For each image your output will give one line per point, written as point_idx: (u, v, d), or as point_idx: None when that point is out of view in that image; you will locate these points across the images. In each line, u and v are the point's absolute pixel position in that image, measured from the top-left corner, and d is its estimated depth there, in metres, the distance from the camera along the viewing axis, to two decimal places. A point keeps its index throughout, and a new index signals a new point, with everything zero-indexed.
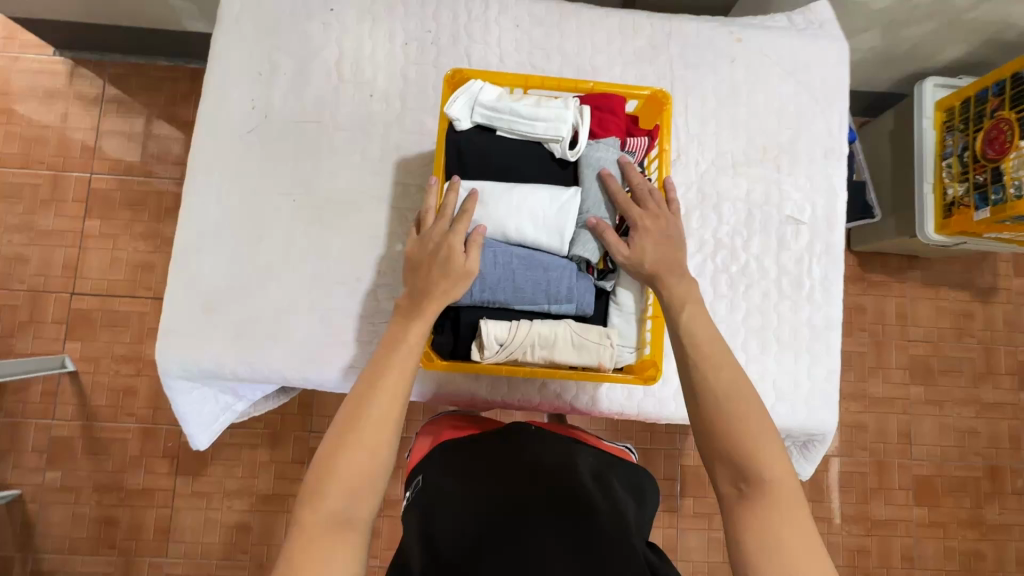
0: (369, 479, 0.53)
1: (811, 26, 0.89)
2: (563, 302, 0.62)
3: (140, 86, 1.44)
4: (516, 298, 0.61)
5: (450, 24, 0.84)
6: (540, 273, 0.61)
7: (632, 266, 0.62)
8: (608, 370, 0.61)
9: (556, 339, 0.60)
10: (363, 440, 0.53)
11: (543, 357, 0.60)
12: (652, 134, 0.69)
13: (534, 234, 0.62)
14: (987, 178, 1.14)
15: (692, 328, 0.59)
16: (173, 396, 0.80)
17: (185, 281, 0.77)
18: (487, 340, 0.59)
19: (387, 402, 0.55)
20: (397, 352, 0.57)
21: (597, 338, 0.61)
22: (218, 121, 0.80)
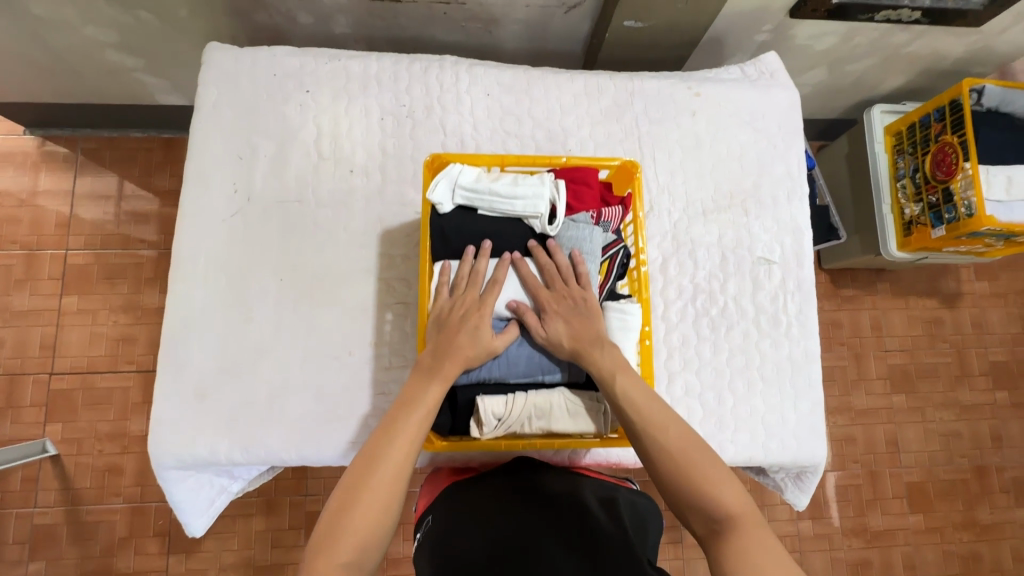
0: (378, 534, 0.52)
1: (762, 75, 0.95)
2: (554, 371, 0.65)
3: (115, 159, 1.44)
4: (510, 371, 0.64)
5: (423, 97, 0.88)
6: (532, 347, 0.65)
7: (552, 346, 0.63)
8: (605, 433, 0.64)
9: (552, 408, 0.62)
10: (377, 490, 0.53)
11: (540, 428, 0.63)
12: (626, 202, 0.72)
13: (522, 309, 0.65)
14: (939, 198, 1.20)
15: (629, 395, 0.60)
16: (167, 487, 0.79)
17: (175, 368, 0.77)
18: (485, 417, 0.61)
19: (403, 453, 0.56)
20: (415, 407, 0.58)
21: (591, 403, 0.64)
22: (201, 207, 0.81)
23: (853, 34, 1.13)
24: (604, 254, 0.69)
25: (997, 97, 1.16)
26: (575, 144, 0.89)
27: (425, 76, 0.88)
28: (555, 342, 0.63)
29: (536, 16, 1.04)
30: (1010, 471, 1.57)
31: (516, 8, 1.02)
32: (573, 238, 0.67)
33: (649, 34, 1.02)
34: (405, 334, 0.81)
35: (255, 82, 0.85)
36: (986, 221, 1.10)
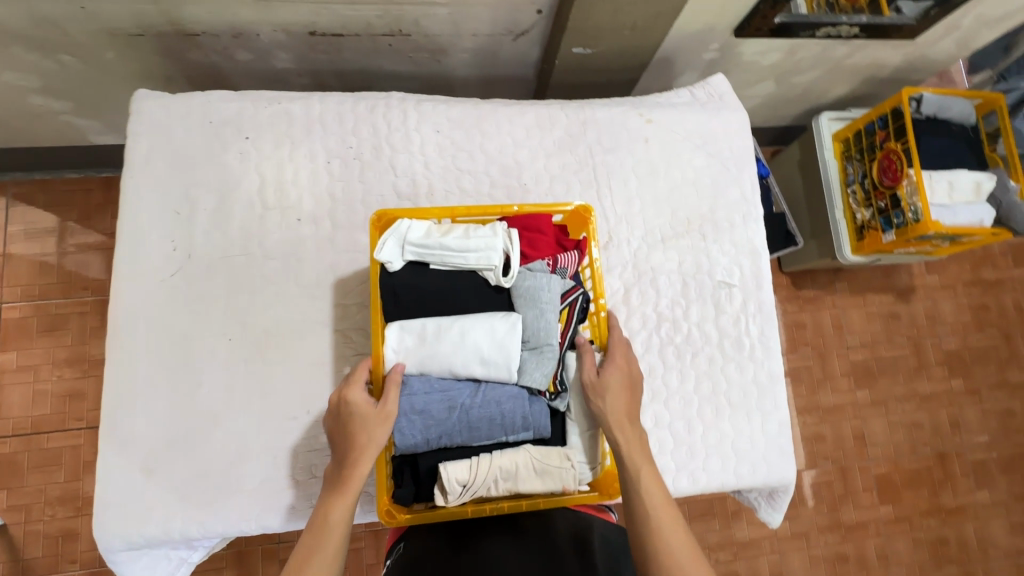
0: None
1: (712, 98, 0.96)
2: (519, 431, 0.63)
3: (50, 203, 1.36)
4: (472, 436, 0.62)
5: (371, 138, 0.85)
6: (493, 408, 0.62)
7: (593, 391, 0.66)
8: (574, 489, 0.63)
9: (518, 469, 0.62)
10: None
11: (507, 489, 0.62)
12: (581, 247, 0.72)
13: (482, 371, 0.63)
14: (887, 204, 1.24)
15: (645, 487, 0.61)
16: (119, 568, 0.74)
17: (118, 444, 0.72)
18: (449, 485, 0.60)
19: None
20: (331, 518, 0.58)
21: (558, 460, 0.63)
22: (137, 268, 0.77)
23: (796, 49, 1.15)
24: (564, 301, 0.68)
25: (935, 105, 1.20)
26: (530, 178, 0.88)
27: (372, 116, 0.85)
28: (601, 388, 0.65)
29: (484, 45, 1.04)
30: (969, 456, 1.64)
31: (463, 37, 1.01)
32: (530, 289, 0.66)
33: (599, 59, 1.02)
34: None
35: (190, 131, 0.81)
36: (932, 226, 1.13)
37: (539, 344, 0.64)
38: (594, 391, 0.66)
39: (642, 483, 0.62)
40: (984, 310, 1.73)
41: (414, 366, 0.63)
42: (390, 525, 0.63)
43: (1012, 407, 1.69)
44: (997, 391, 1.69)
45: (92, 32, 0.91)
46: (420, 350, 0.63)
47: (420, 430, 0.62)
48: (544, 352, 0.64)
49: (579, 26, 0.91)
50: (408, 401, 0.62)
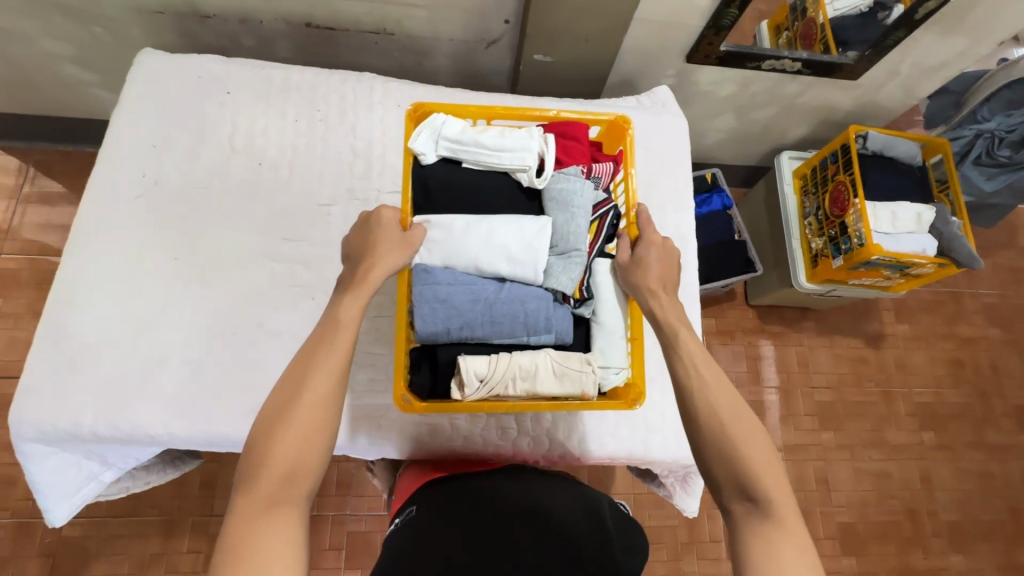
0: (304, 456, 0.58)
1: (655, 105, 1.05)
2: (541, 334, 0.75)
3: (65, 171, 1.49)
4: (494, 333, 0.74)
5: (338, 105, 0.95)
6: (517, 307, 0.74)
7: (626, 267, 0.80)
8: (590, 395, 0.74)
9: (536, 369, 0.73)
10: (303, 415, 0.59)
11: (524, 388, 0.73)
12: (616, 162, 0.85)
13: (508, 268, 0.75)
14: (837, 232, 1.28)
15: (688, 351, 0.71)
16: (26, 463, 0.76)
17: (51, 339, 0.77)
18: (468, 377, 0.71)
19: (327, 382, 0.62)
20: (338, 335, 0.64)
21: (579, 365, 0.74)
22: (109, 189, 0.85)
23: (749, 82, 1.25)
24: (594, 214, 0.81)
25: (882, 142, 1.27)
26: None
27: (341, 87, 0.96)
28: (634, 263, 0.80)
29: (461, 50, 1.16)
30: (942, 515, 1.56)
31: (440, 40, 1.13)
32: (562, 194, 0.78)
33: (561, 68, 1.13)
34: (300, 328, 0.82)
35: (178, 83, 0.92)
36: (874, 249, 1.17)
37: (566, 249, 0.77)
38: (628, 267, 0.80)
39: (679, 343, 0.72)
40: (958, 364, 1.70)
41: (439, 260, 0.76)
42: (405, 409, 0.73)
43: (989, 469, 1.62)
44: (973, 450, 1.63)
45: (117, 7, 1.06)
46: (448, 244, 0.75)
47: (443, 318, 0.73)
48: (571, 257, 0.76)
49: (538, 31, 1.02)
50: (433, 289, 0.73)
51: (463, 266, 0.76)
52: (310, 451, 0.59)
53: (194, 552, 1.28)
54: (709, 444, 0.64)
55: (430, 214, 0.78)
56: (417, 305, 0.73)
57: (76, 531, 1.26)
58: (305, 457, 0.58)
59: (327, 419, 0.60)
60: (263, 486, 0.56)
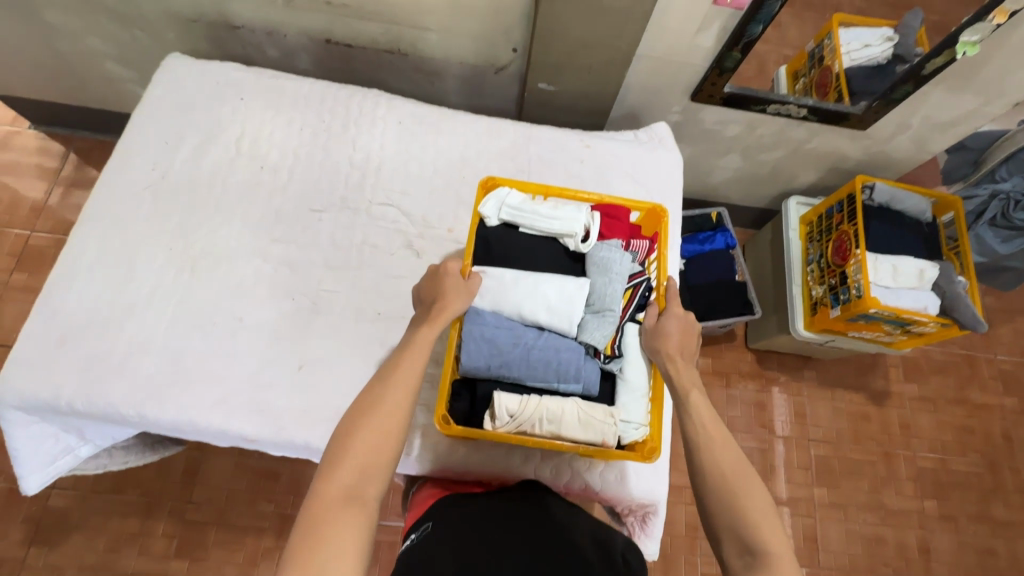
0: (377, 460, 0.59)
1: (652, 141, 1.06)
2: (570, 382, 0.71)
3: (100, 160, 1.61)
4: (529, 374, 0.70)
5: (342, 117, 0.99)
6: (552, 354, 0.71)
7: (651, 332, 0.75)
8: (611, 447, 0.70)
9: (564, 414, 0.68)
10: (375, 418, 0.60)
11: (550, 431, 0.69)
12: (652, 241, 0.81)
13: (547, 319, 0.72)
14: (837, 281, 1.26)
15: (697, 408, 0.67)
16: (7, 429, 0.81)
17: (47, 313, 0.82)
18: (499, 411, 0.67)
19: (403, 391, 0.63)
20: (412, 351, 0.66)
21: (603, 416, 0.70)
22: (121, 178, 0.91)
23: (755, 124, 1.25)
24: (628, 282, 0.77)
25: (888, 194, 1.24)
26: (470, 173, 0.98)
27: (348, 101, 1.00)
28: (659, 330, 0.75)
29: (470, 74, 1.20)
30: None
31: (451, 64, 1.18)
32: (604, 260, 0.75)
33: (565, 98, 1.16)
34: (276, 327, 0.85)
35: (198, 86, 0.98)
36: (872, 302, 1.14)
37: (601, 308, 0.73)
38: (653, 333, 0.75)
39: (690, 401, 0.68)
40: (968, 432, 1.62)
41: (489, 304, 0.73)
42: (443, 432, 0.69)
43: (995, 547, 1.52)
44: (977, 525, 1.53)
45: (156, 13, 1.14)
46: (497, 291, 0.73)
47: (485, 354, 0.71)
48: (605, 316, 0.72)
49: (541, 61, 1.06)
50: (480, 330, 0.71)
51: (505, 314, 0.73)
52: (383, 457, 0.59)
53: (167, 537, 1.31)
54: (710, 501, 0.61)
55: (487, 267, 0.75)
56: (465, 339, 0.71)
57: (60, 503, 1.31)
58: (378, 464, 0.58)
59: (400, 428, 0.61)
60: (336, 481, 0.56)
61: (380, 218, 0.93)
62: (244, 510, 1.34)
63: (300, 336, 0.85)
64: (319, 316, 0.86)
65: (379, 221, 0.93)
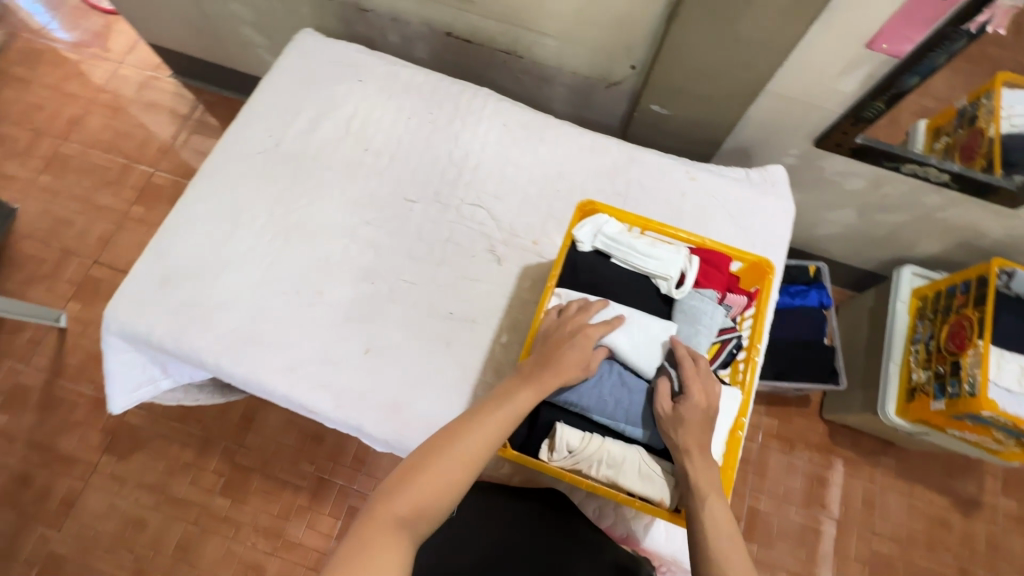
0: (434, 504, 0.56)
1: (764, 182, 0.99)
2: (636, 428, 0.68)
3: (224, 115, 1.76)
4: (596, 411, 0.68)
5: (450, 112, 1.00)
6: (623, 394, 0.68)
7: (668, 426, 0.64)
8: (667, 507, 0.65)
9: (624, 461, 0.66)
10: (448, 464, 0.57)
11: (607, 476, 0.66)
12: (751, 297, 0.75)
13: (626, 352, 0.68)
14: (946, 370, 1.12)
15: (714, 519, 0.58)
16: (106, 352, 0.88)
17: (156, 255, 0.88)
18: (559, 444, 0.66)
19: (480, 447, 0.59)
20: (503, 405, 0.62)
21: (663, 473, 0.66)
22: (239, 140, 0.96)
23: (881, 181, 1.13)
24: (717, 336, 0.71)
25: None
26: (565, 187, 0.96)
27: (458, 97, 1.01)
28: (672, 422, 0.64)
29: (580, 85, 1.18)
30: None
31: (563, 72, 1.16)
32: (692, 309, 0.70)
33: (675, 123, 1.10)
34: (351, 307, 0.87)
35: (323, 63, 1.02)
36: (986, 404, 1.00)
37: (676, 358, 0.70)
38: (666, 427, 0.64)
39: (708, 511, 0.58)
40: None
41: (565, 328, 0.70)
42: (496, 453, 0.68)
43: None
44: None
45: None
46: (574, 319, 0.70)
47: None
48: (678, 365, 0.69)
49: (659, 82, 1.01)
50: None
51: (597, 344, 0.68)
52: (438, 508, 0.56)
53: (216, 474, 1.40)
54: None
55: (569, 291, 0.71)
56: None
57: (133, 420, 1.43)
58: (433, 513, 0.55)
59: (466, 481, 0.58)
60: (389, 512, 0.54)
61: (468, 218, 0.93)
62: (286, 465, 1.41)
63: (373, 319, 0.86)
64: (393, 304, 0.87)
65: (467, 221, 0.93)
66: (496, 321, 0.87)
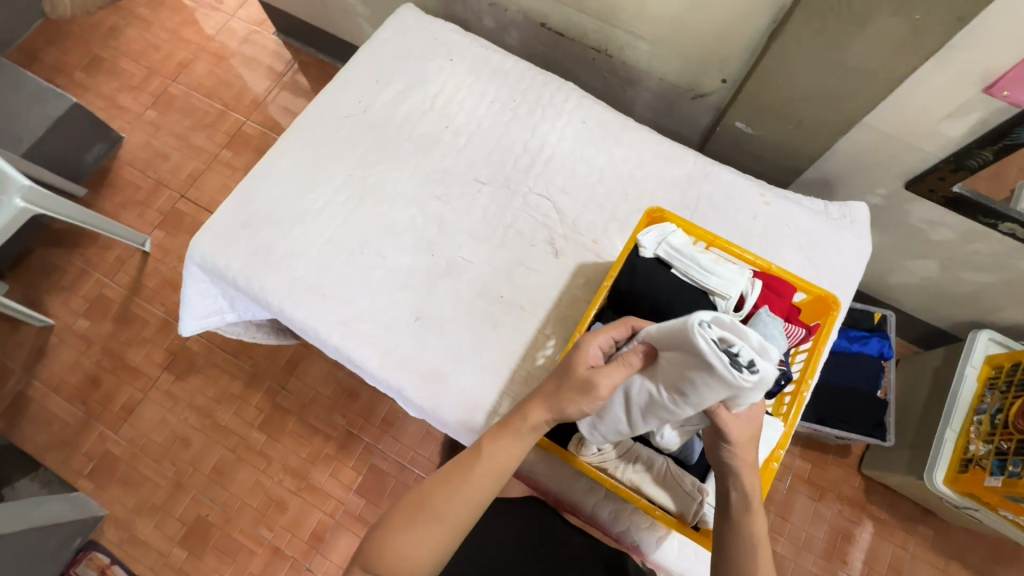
0: (427, 561, 0.66)
1: (843, 218, 0.95)
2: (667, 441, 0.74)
3: (316, 76, 1.86)
4: None
5: (532, 101, 1.02)
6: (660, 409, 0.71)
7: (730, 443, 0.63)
8: (687, 521, 0.70)
9: (651, 468, 0.72)
10: (427, 527, 0.66)
11: (632, 479, 0.73)
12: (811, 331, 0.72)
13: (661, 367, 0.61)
14: (1010, 447, 1.05)
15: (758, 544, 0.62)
16: (186, 279, 0.96)
17: (241, 199, 0.95)
18: (590, 441, 0.74)
19: (457, 510, 0.67)
20: (477, 466, 0.67)
21: (689, 488, 0.72)
22: (331, 102, 1.02)
23: (973, 237, 1.06)
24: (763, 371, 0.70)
25: None
26: (634, 192, 0.95)
27: (542, 89, 1.03)
28: (743, 441, 0.62)
29: (666, 92, 1.16)
30: None
31: (651, 77, 1.15)
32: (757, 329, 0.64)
33: (758, 143, 1.07)
34: (410, 274, 0.91)
35: (419, 39, 1.06)
36: None
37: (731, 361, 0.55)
38: (735, 449, 0.63)
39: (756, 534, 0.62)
40: None
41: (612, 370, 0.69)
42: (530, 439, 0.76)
43: None
44: None
45: None
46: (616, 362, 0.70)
47: None
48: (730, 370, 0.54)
49: (749, 100, 0.98)
50: None
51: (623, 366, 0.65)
52: (429, 562, 0.66)
53: (257, 409, 1.50)
54: None
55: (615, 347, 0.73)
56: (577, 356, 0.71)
57: (194, 347, 1.55)
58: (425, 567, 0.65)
59: (450, 541, 0.67)
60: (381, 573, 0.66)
61: (533, 207, 0.95)
62: (320, 414, 1.49)
63: (426, 290, 0.90)
64: (448, 278, 0.90)
65: (531, 210, 0.94)
66: (544, 312, 0.88)
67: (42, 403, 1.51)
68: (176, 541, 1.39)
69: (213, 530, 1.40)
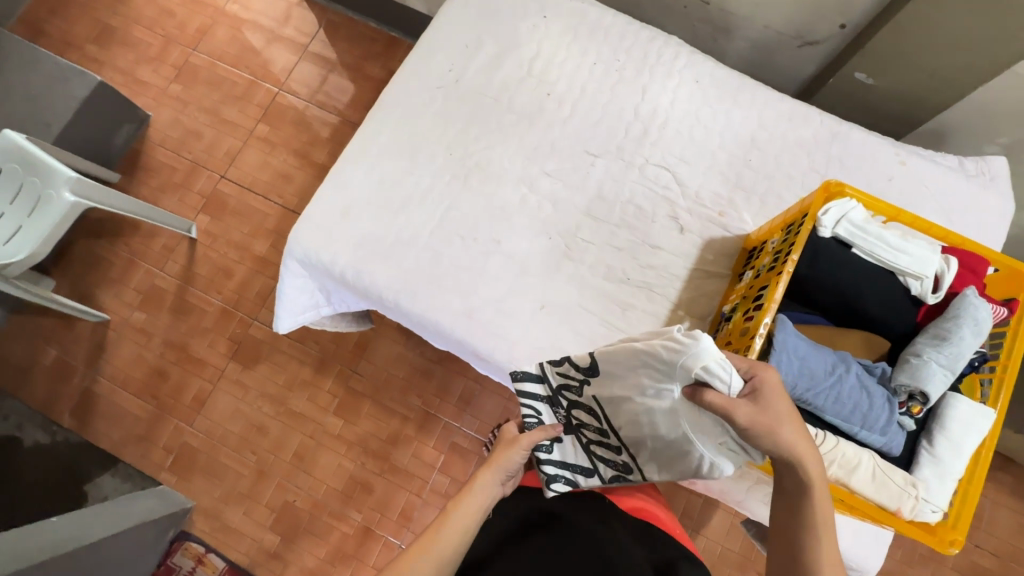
0: None
1: (982, 175, 0.89)
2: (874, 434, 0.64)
3: (347, 35, 1.72)
4: (833, 408, 0.63)
5: (638, 60, 0.93)
6: (863, 397, 0.63)
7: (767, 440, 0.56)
8: (902, 517, 0.62)
9: None
10: None
11: None
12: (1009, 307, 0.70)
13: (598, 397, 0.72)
14: None
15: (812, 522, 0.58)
16: (284, 275, 0.90)
17: (335, 187, 0.88)
18: None
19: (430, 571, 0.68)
20: (442, 529, 0.71)
21: (902, 482, 0.63)
22: (419, 72, 0.92)
23: None
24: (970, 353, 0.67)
25: None
26: (757, 158, 0.89)
27: (647, 46, 0.93)
28: (758, 424, 0.55)
29: (767, 41, 1.07)
30: None
31: (752, 24, 1.05)
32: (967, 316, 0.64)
33: (877, 94, 0.99)
34: (531, 260, 0.85)
35: None
36: None
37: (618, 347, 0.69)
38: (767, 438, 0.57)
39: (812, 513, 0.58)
40: None
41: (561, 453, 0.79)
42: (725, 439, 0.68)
43: None
44: None
45: None
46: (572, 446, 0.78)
47: (795, 377, 0.63)
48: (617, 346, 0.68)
49: (878, 49, 0.90)
50: (796, 343, 0.63)
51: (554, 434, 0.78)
52: None
53: (331, 394, 1.48)
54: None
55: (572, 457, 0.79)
56: (775, 349, 0.63)
57: (257, 334, 1.52)
58: None
59: None
60: None
61: (653, 179, 0.88)
62: (395, 396, 1.47)
63: (549, 276, 0.85)
64: (570, 262, 0.85)
65: (650, 183, 0.88)
66: (675, 293, 0.84)
67: (111, 400, 1.48)
68: (267, 527, 1.40)
69: (302, 514, 1.40)
